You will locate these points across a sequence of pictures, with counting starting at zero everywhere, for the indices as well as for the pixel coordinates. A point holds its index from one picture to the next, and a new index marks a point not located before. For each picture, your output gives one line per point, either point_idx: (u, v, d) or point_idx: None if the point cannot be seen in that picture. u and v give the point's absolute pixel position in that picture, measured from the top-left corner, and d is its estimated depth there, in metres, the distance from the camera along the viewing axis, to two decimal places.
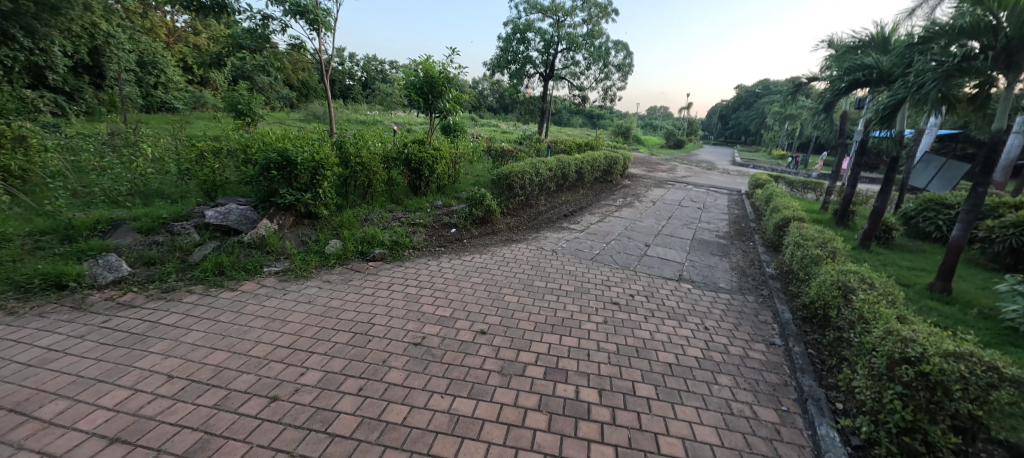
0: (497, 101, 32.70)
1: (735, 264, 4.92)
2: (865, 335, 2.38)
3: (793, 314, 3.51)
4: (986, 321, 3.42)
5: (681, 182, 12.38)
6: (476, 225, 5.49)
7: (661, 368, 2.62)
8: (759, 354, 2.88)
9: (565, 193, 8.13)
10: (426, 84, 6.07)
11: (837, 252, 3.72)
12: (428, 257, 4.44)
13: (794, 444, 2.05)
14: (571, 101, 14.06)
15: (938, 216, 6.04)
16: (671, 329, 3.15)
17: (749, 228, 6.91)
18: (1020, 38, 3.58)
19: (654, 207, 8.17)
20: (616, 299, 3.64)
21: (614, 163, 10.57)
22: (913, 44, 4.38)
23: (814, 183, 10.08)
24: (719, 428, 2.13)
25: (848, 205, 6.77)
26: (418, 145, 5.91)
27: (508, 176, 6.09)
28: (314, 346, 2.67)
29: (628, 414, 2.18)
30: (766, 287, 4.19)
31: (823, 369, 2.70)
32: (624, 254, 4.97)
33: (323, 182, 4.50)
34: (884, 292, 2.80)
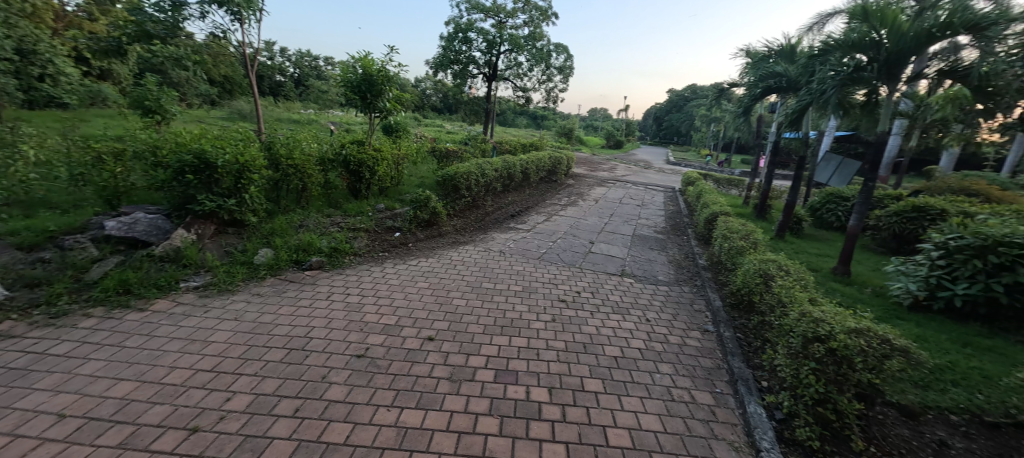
0: (441, 101, 32.24)
1: (671, 257, 5.23)
2: (784, 317, 2.61)
3: (723, 301, 3.81)
4: (878, 298, 3.95)
5: (621, 181, 12.97)
6: (421, 228, 5.35)
7: (608, 361, 2.71)
8: (695, 341, 3.08)
9: (511, 193, 8.18)
10: (364, 82, 5.80)
11: (758, 243, 4.07)
12: (371, 263, 4.23)
13: (728, 423, 2.20)
14: (515, 101, 14.20)
15: (838, 208, 6.87)
16: (615, 323, 3.28)
17: (683, 223, 7.40)
18: (897, 53, 4.18)
19: (597, 205, 8.48)
20: (564, 297, 3.72)
21: (559, 163, 10.83)
22: (813, 56, 4.90)
23: (737, 180, 11.04)
24: (662, 415, 2.23)
25: (766, 200, 7.47)
26: (357, 145, 5.65)
27: (454, 177, 5.98)
28: (244, 366, 2.44)
29: (578, 410, 2.22)
30: (699, 277, 4.51)
31: (750, 351, 2.94)
32: (570, 252, 5.09)
33: (249, 186, 4.11)
34: (797, 277, 3.11)
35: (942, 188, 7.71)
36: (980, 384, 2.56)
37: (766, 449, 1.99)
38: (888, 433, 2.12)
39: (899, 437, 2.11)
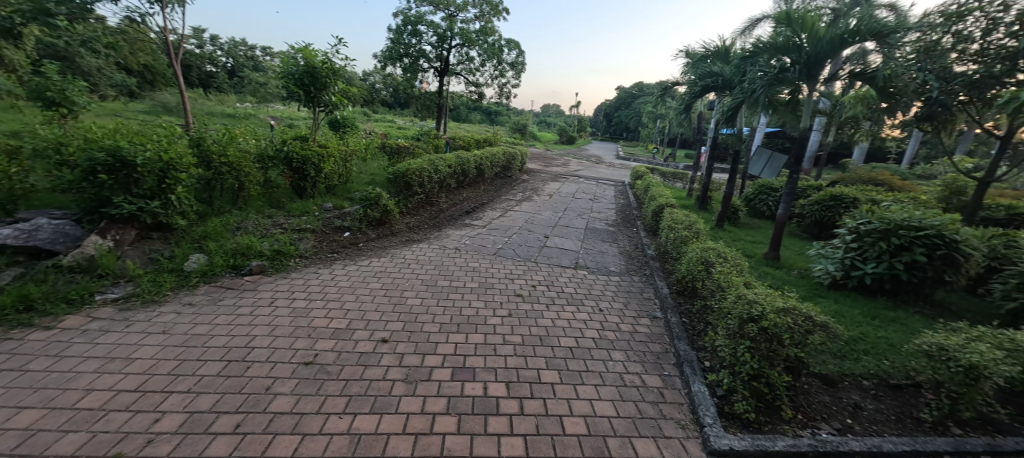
0: (391, 95, 31.21)
1: (622, 249, 5.43)
2: (723, 301, 2.80)
3: (670, 288, 4.01)
4: (803, 279, 4.35)
5: (574, 175, 13.27)
6: (372, 226, 5.18)
7: (563, 352, 2.77)
8: (645, 328, 3.23)
9: (465, 189, 8.12)
10: (307, 74, 5.47)
11: (700, 232, 4.33)
12: (319, 265, 4.02)
13: (676, 404, 2.33)
14: (469, 97, 14.06)
15: (768, 198, 7.47)
16: (570, 314, 3.36)
17: (632, 215, 7.71)
18: (815, 56, 4.59)
19: (551, 200, 8.62)
20: (520, 291, 3.75)
21: (513, 159, 10.88)
22: (744, 57, 5.25)
23: (681, 173, 11.66)
24: (615, 400, 2.32)
25: (707, 192, 7.96)
26: (300, 142, 5.34)
27: (406, 174, 5.83)
28: (174, 383, 2.23)
29: (534, 402, 2.25)
30: (648, 267, 4.72)
31: (694, 334, 3.13)
32: (526, 247, 5.14)
33: (176, 186, 3.75)
34: (734, 263, 3.34)
35: (855, 179, 8.62)
36: (885, 351, 2.90)
37: (709, 424, 2.13)
38: (812, 400, 2.35)
39: (822, 403, 2.34)
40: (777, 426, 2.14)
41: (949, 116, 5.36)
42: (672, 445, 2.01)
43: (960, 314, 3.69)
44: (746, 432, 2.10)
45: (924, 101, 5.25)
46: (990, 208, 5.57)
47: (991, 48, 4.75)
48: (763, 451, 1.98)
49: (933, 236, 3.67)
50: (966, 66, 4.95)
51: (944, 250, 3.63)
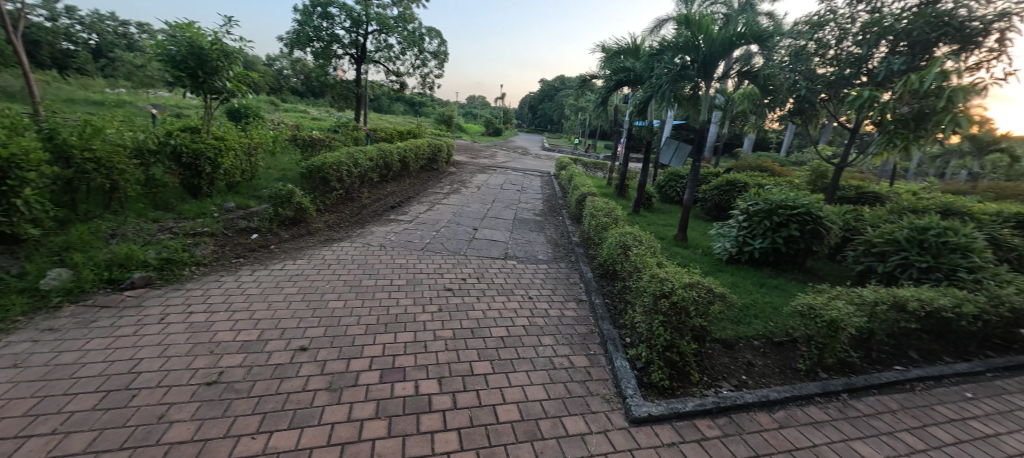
0: (302, 83, 28.69)
1: (549, 237, 5.62)
2: (639, 280, 3.02)
3: (593, 272, 4.24)
4: (706, 256, 4.87)
5: (502, 167, 13.38)
6: (285, 226, 4.75)
7: (495, 342, 2.80)
8: (571, 312, 3.38)
9: (389, 183, 7.78)
10: (195, 56, 4.79)
11: (619, 218, 4.62)
12: (221, 272, 3.59)
13: (601, 380, 2.48)
14: (390, 86, 13.41)
15: (677, 184, 8.21)
16: (500, 304, 3.40)
17: (558, 204, 7.99)
18: (710, 55, 5.09)
19: (480, 192, 8.61)
20: (450, 285, 3.71)
21: (439, 150, 10.65)
22: (652, 54, 5.66)
23: (601, 163, 12.32)
24: (546, 383, 2.40)
25: (624, 180, 8.51)
26: (192, 134, 4.70)
27: (322, 168, 5.43)
28: (32, 426, 1.84)
29: (468, 394, 2.24)
30: (573, 253, 4.94)
31: (615, 313, 3.35)
32: (454, 240, 5.08)
33: (23, 189, 3.07)
34: (648, 245, 3.63)
35: (745, 165, 9.81)
36: (770, 314, 3.36)
37: (630, 395, 2.29)
38: (714, 362, 2.65)
39: (722, 364, 2.65)
40: (687, 389, 2.38)
41: (814, 112, 6.24)
42: (599, 419, 2.14)
43: (824, 277, 4.41)
44: (661, 398, 2.30)
45: (796, 98, 6.10)
46: (844, 188, 6.70)
47: (843, 54, 5.65)
48: (676, 413, 2.18)
49: (803, 213, 4.32)
50: (826, 68, 5.85)
51: (811, 225, 4.30)
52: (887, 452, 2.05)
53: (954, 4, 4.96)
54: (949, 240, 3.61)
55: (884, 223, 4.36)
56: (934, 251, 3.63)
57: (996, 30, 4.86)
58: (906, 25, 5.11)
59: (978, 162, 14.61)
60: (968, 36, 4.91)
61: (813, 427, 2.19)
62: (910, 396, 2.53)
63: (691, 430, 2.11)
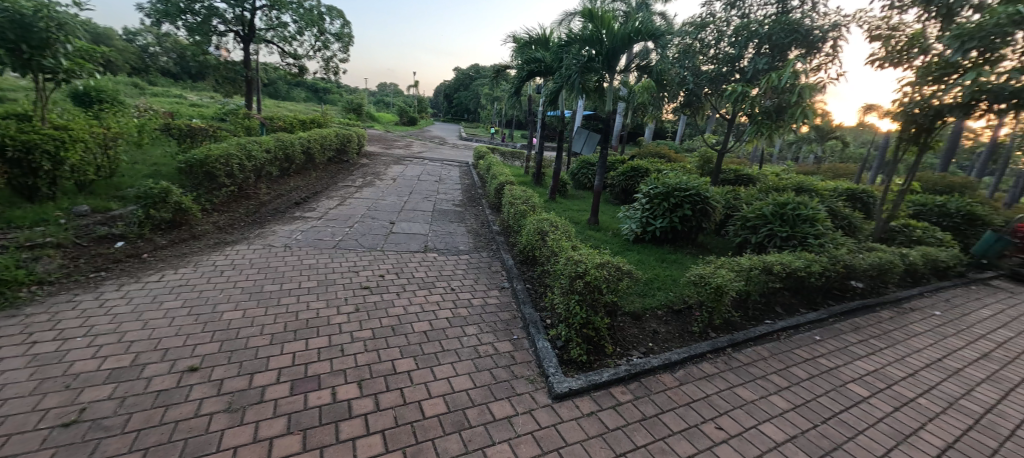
0: (175, 63, 24.58)
1: (470, 227, 5.60)
2: (556, 263, 3.16)
3: (514, 259, 4.33)
4: (616, 237, 5.26)
5: (418, 157, 12.96)
6: (162, 230, 4.08)
7: (418, 338, 2.73)
8: (494, 300, 3.43)
9: (292, 177, 7.08)
10: (15, 25, 3.78)
11: (536, 206, 4.77)
12: (77, 290, 2.97)
13: (525, 363, 2.56)
14: (287, 70, 12.11)
15: (588, 171, 8.70)
16: (422, 298, 3.32)
17: (477, 194, 7.99)
18: (612, 49, 5.42)
19: (396, 184, 8.25)
20: (367, 283, 3.51)
21: (348, 140, 9.94)
22: (561, 45, 5.85)
23: (518, 152, 12.56)
24: (471, 373, 2.41)
25: (540, 169, 8.78)
26: (19, 122, 3.77)
27: (205, 162, 4.73)
28: None
29: (390, 394, 2.16)
30: (494, 242, 4.99)
31: (536, 296, 3.47)
32: (370, 235, 4.82)
33: None
34: (564, 230, 3.81)
35: (647, 153, 10.72)
36: (670, 285, 3.76)
37: (552, 373, 2.40)
38: (625, 334, 2.90)
39: (632, 335, 2.90)
40: (602, 360, 2.57)
41: (700, 104, 7.03)
42: (524, 400, 2.22)
43: (712, 250, 5.05)
44: (580, 372, 2.45)
45: (685, 92, 6.80)
46: (726, 172, 7.68)
47: (720, 53, 6.42)
48: (593, 384, 2.34)
49: (694, 195, 4.88)
50: (708, 66, 6.60)
51: (700, 205, 4.88)
52: (762, 393, 2.44)
53: (801, 14, 5.91)
54: (802, 212, 4.35)
55: (755, 200, 5.10)
56: (791, 222, 4.35)
57: (830, 38, 5.90)
58: (767, 30, 5.94)
59: (819, 147, 17.78)
60: (812, 42, 5.90)
61: (706, 380, 2.52)
62: (777, 344, 3.03)
63: (606, 397, 2.28)
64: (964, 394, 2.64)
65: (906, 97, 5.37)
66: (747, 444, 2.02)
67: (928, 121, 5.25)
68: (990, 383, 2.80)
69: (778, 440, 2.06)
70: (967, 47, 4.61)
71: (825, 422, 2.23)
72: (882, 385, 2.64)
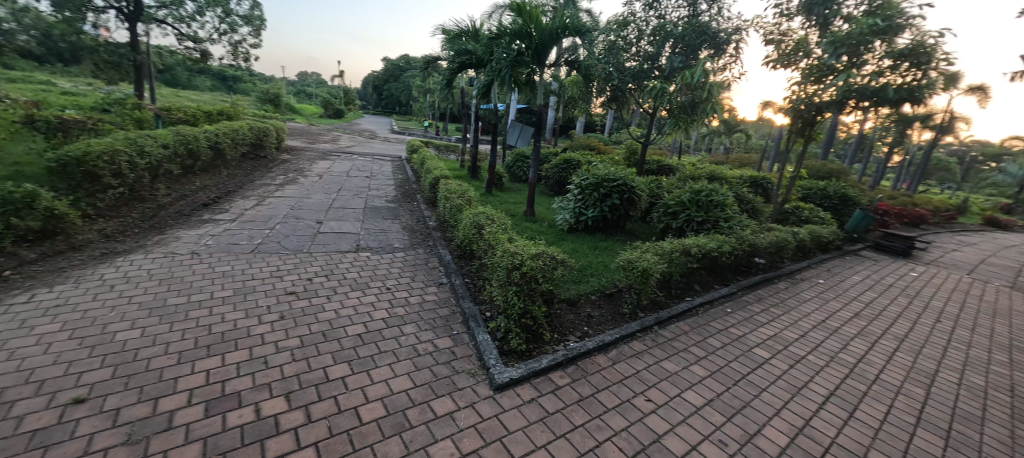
0: None
1: (404, 224, 5.43)
2: (494, 256, 3.18)
3: (451, 254, 4.28)
4: (551, 227, 5.41)
5: (347, 152, 12.25)
6: (28, 242, 3.44)
7: (352, 342, 2.60)
8: (432, 297, 3.37)
9: (198, 176, 6.33)
10: None
11: (472, 200, 4.75)
12: None
13: (466, 357, 2.56)
14: (186, 55, 10.75)
15: (523, 164, 8.83)
16: (355, 300, 3.16)
17: (411, 189, 7.76)
18: (541, 44, 5.52)
19: (322, 180, 7.74)
20: (292, 288, 3.27)
21: (265, 134, 9.10)
22: (491, 38, 5.84)
23: (452, 145, 12.38)
24: (411, 372, 2.36)
25: (476, 162, 8.74)
26: None
27: (84, 160, 4.06)
28: None
29: (322, 404, 2.04)
30: (430, 237, 4.89)
31: (475, 290, 3.47)
32: (294, 237, 4.48)
33: None
34: (500, 223, 3.84)
35: (579, 145, 11.14)
36: (602, 271, 3.96)
37: (493, 365, 2.43)
38: (562, 320, 3.01)
39: (568, 321, 3.02)
40: (541, 348, 2.66)
41: (625, 98, 7.43)
42: (466, 394, 2.22)
43: (639, 236, 5.40)
44: (521, 361, 2.50)
45: (612, 87, 7.15)
46: (649, 163, 8.23)
47: (641, 51, 6.84)
48: (533, 371, 2.41)
49: (621, 185, 5.17)
50: (631, 62, 6.98)
51: (627, 194, 5.19)
52: (684, 364, 2.68)
53: (709, 17, 6.47)
54: (714, 198, 4.81)
55: (675, 189, 5.54)
56: (705, 207, 4.79)
57: (733, 41, 6.54)
58: (680, 31, 6.43)
59: (728, 139, 19.72)
60: (718, 43, 6.49)
61: (636, 357, 2.70)
62: (695, 319, 3.34)
63: (546, 383, 2.36)
64: (842, 349, 3.12)
65: (794, 95, 6.12)
66: (673, 413, 2.21)
67: (811, 116, 6.05)
68: (860, 337, 3.35)
69: (698, 405, 2.29)
70: (838, 52, 5.38)
71: (737, 385, 2.51)
72: (780, 347, 3.03)
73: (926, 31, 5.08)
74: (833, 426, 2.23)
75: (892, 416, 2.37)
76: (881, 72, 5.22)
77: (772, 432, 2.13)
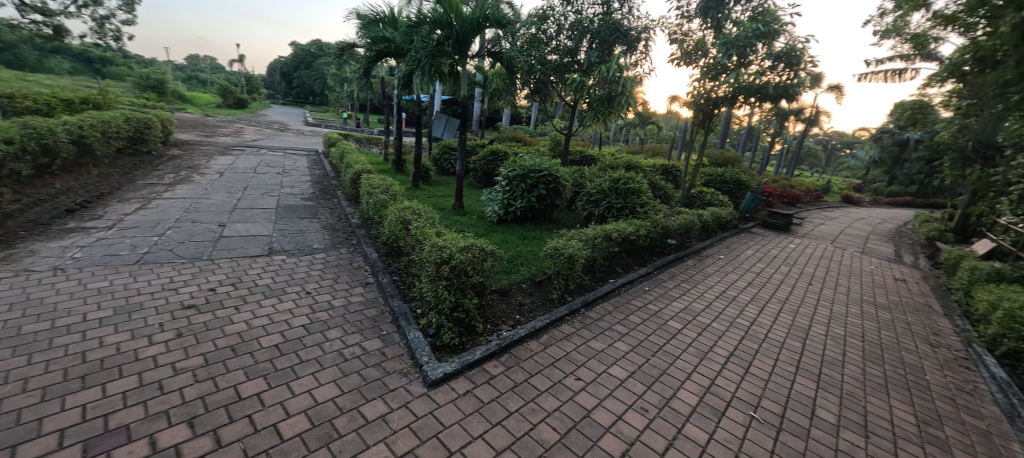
0: None
1: (324, 222, 5.07)
2: (422, 252, 3.10)
3: (378, 251, 4.10)
4: (481, 219, 5.41)
5: (253, 146, 11.06)
6: None
7: (267, 354, 2.39)
8: (358, 298, 3.20)
9: (58, 176, 5.29)
10: None
11: (397, 194, 4.57)
12: None
13: (397, 357, 2.48)
14: (33, 30, 8.89)
15: (450, 157, 8.69)
16: (270, 308, 2.90)
17: (331, 185, 7.25)
18: (461, 34, 5.44)
19: (224, 178, 6.91)
20: (192, 301, 2.90)
21: (147, 126, 7.87)
22: (410, 25, 5.63)
23: (375, 138, 11.78)
24: (337, 379, 2.23)
25: (400, 156, 8.40)
26: None
27: None
28: None
29: (235, 425, 1.85)
30: (354, 236, 4.63)
31: (404, 287, 3.36)
32: (192, 243, 3.96)
33: None
34: (427, 217, 3.75)
35: (506, 136, 11.25)
36: (532, 260, 4.07)
37: (425, 361, 2.39)
38: (494, 310, 3.05)
39: (500, 311, 3.06)
40: (475, 340, 2.67)
41: (548, 91, 7.63)
42: (398, 394, 2.16)
43: (565, 224, 5.62)
44: (454, 355, 2.49)
45: (535, 80, 7.30)
46: (573, 154, 8.57)
47: (561, 45, 7.05)
48: (467, 364, 2.41)
49: (546, 175, 5.34)
50: (552, 56, 7.17)
51: (552, 184, 5.37)
52: (609, 341, 2.87)
53: (621, 16, 6.83)
54: (631, 186, 5.16)
55: (596, 178, 5.85)
56: (624, 195, 5.13)
57: (643, 39, 7.02)
58: (596, 28, 6.74)
59: (642, 131, 21.23)
60: (630, 40, 6.93)
61: (566, 340, 2.84)
62: (618, 299, 3.59)
63: (481, 374, 2.38)
64: (739, 314, 3.57)
65: (695, 90, 6.75)
66: (601, 388, 2.36)
67: (709, 110, 6.73)
68: (753, 303, 3.86)
69: (623, 378, 2.47)
70: (730, 53, 6.02)
71: (655, 356, 2.75)
72: (690, 318, 3.38)
73: (796, 37, 5.90)
74: (734, 382, 2.56)
75: (778, 368, 2.78)
76: (764, 71, 5.96)
77: (685, 394, 2.38)
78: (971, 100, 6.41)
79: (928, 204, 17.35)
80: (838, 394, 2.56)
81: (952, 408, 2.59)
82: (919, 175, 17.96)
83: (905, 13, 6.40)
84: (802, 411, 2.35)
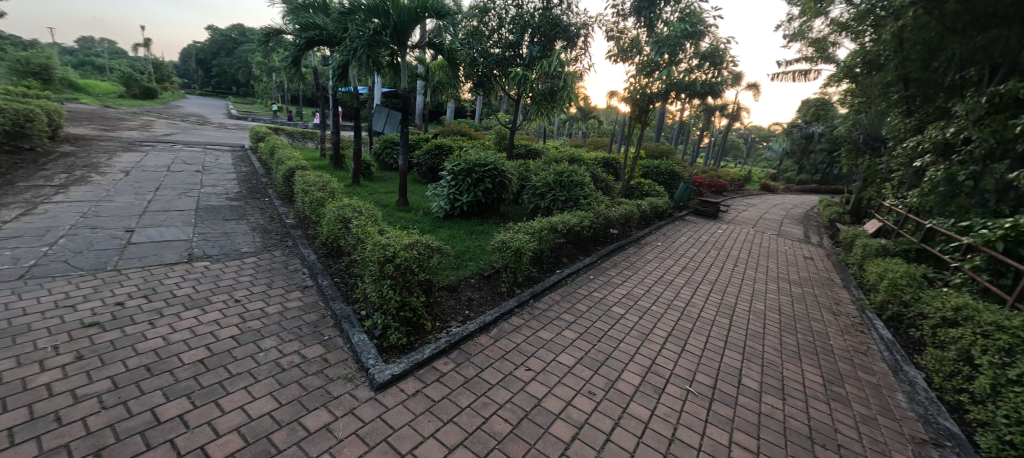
0: None
1: (253, 224, 4.69)
2: (363, 251, 2.97)
3: (316, 253, 3.87)
4: (427, 215, 5.29)
5: (166, 141, 9.92)
6: None
7: (191, 371, 2.17)
8: (296, 303, 3.01)
9: None
10: None
11: (335, 192, 4.34)
12: None
13: (340, 362, 2.37)
14: None
15: (392, 151, 8.39)
16: (193, 320, 2.63)
17: (261, 183, 6.71)
18: (399, 23, 5.23)
19: (131, 178, 6.14)
20: (95, 317, 2.55)
21: (29, 119, 6.77)
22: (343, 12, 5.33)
23: (309, 132, 11.05)
24: (274, 392, 2.08)
25: (338, 151, 7.96)
26: None
27: None
28: None
29: (153, 453, 1.67)
30: (288, 237, 4.33)
31: (346, 289, 3.20)
32: (92, 252, 3.48)
33: None
34: (368, 215, 3.59)
35: (450, 130, 11.07)
36: (480, 255, 4.05)
37: (372, 364, 2.30)
38: (442, 307, 3.00)
39: (448, 307, 3.03)
40: (423, 338, 2.62)
41: (492, 85, 7.59)
42: (343, 401, 2.06)
43: (512, 217, 5.66)
44: (402, 355, 2.43)
45: (478, 73, 7.23)
46: (518, 147, 8.64)
47: (502, 39, 7.03)
48: (416, 363, 2.36)
49: (492, 169, 5.33)
50: (495, 49, 7.12)
51: (498, 178, 5.38)
52: (557, 331, 2.95)
53: (560, 11, 6.95)
54: (574, 179, 5.30)
55: (541, 171, 5.94)
56: (568, 187, 5.26)
57: (582, 35, 7.21)
58: (537, 22, 6.79)
59: (585, 125, 21.88)
60: (570, 36, 7.09)
61: (515, 332, 2.87)
62: (565, 289, 3.69)
63: (431, 372, 2.35)
64: (676, 297, 3.83)
65: (631, 86, 7.06)
66: (551, 376, 2.42)
67: (645, 105, 7.08)
68: (687, 286, 4.16)
69: (571, 365, 2.56)
70: (662, 51, 6.36)
71: (601, 341, 2.88)
72: (632, 303, 3.57)
73: (719, 38, 6.36)
74: (672, 360, 2.75)
75: (710, 344, 3.02)
76: (692, 69, 6.37)
77: (629, 375, 2.52)
78: (862, 98, 7.32)
79: (830, 189, 19.65)
80: (759, 363, 2.84)
81: (850, 367, 2.98)
82: (822, 164, 20.28)
83: (809, 19, 7.12)
84: (730, 381, 2.58)
